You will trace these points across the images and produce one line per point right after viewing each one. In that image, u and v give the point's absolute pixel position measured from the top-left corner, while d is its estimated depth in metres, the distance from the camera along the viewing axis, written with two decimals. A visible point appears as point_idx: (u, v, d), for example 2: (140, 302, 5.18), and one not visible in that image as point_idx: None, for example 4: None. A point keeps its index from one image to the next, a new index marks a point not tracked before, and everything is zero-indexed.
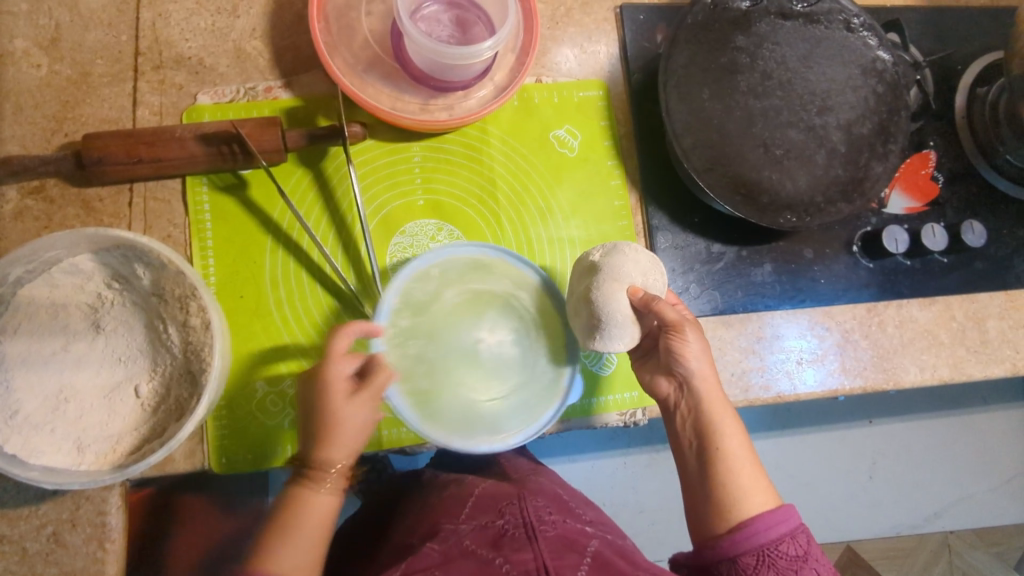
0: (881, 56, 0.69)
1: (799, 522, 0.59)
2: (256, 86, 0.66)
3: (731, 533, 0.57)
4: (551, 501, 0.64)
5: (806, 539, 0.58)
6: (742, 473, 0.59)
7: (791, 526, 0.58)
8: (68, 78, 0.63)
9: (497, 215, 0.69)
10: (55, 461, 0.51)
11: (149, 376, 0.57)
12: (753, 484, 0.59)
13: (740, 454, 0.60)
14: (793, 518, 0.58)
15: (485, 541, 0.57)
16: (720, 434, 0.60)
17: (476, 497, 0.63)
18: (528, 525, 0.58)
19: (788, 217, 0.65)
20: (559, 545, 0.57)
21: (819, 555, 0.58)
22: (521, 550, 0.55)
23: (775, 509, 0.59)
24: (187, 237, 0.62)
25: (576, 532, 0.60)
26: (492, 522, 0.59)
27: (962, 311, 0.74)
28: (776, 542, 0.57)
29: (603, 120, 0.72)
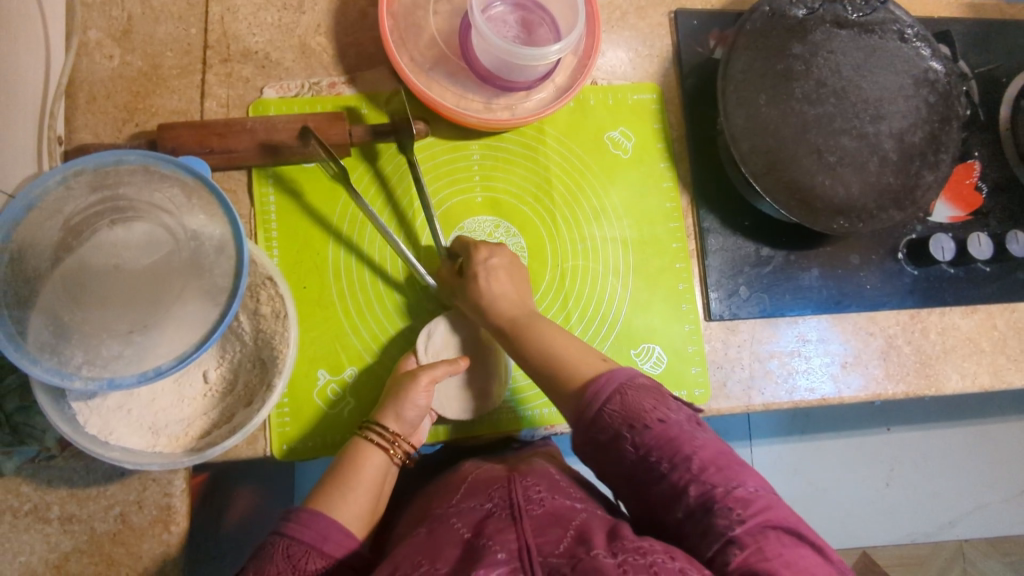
0: (934, 66, 0.70)
1: (615, 383, 0.54)
2: (321, 82, 0.67)
3: (577, 397, 0.55)
4: (541, 481, 0.59)
5: (626, 397, 0.53)
6: (568, 353, 0.58)
7: (607, 390, 0.53)
8: (139, 69, 0.64)
9: (552, 214, 0.70)
10: (132, 441, 0.53)
11: (218, 362, 0.58)
12: (571, 359, 0.57)
13: (551, 337, 0.59)
14: (608, 379, 0.54)
15: (471, 521, 0.52)
16: (529, 324, 0.59)
17: (468, 484, 0.59)
18: (515, 505, 0.53)
19: (841, 223, 0.67)
20: (546, 522, 0.51)
21: (644, 405, 0.53)
22: (505, 529, 0.50)
23: (598, 373, 0.56)
24: (252, 226, 0.64)
25: (565, 509, 0.54)
26: (480, 505, 0.54)
27: (1004, 320, 0.76)
28: (601, 406, 0.53)
29: (656, 123, 0.73)
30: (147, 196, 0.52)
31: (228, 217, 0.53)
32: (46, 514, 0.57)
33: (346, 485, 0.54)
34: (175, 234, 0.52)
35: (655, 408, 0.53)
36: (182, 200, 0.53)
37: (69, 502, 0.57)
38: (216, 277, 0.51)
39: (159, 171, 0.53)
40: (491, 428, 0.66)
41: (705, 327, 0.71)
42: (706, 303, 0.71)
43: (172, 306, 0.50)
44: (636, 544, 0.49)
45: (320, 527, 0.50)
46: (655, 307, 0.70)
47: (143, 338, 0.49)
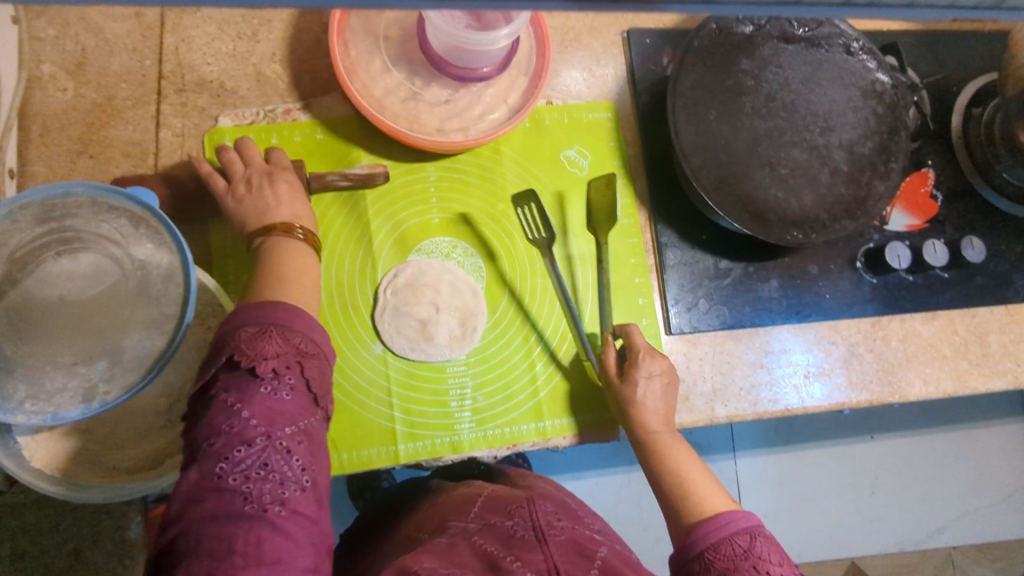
0: (880, 78, 0.72)
1: (745, 526, 0.56)
2: (276, 108, 0.67)
3: (688, 531, 0.57)
4: (558, 507, 0.61)
5: (756, 540, 0.55)
6: (685, 465, 0.61)
7: (731, 528, 0.56)
8: (94, 101, 0.65)
9: (510, 233, 0.70)
10: (81, 476, 0.53)
11: (170, 394, 0.56)
12: (699, 491, 0.60)
13: (694, 473, 0.61)
14: (737, 518, 0.56)
15: (496, 538, 0.53)
16: (664, 444, 0.62)
17: (483, 500, 0.61)
18: (538, 528, 0.55)
19: (794, 234, 0.67)
20: (570, 550, 0.53)
21: (772, 556, 0.54)
22: (532, 551, 0.51)
23: (722, 509, 0.58)
24: (208, 253, 0.64)
25: (585, 539, 0.56)
26: (499, 523, 0.56)
27: (964, 325, 0.76)
28: (714, 544, 0.55)
29: (612, 141, 0.74)
30: (93, 226, 0.52)
31: (175, 245, 0.53)
32: None
33: (287, 279, 0.54)
34: (122, 264, 0.52)
35: (782, 562, 0.54)
36: (129, 229, 0.53)
37: None
38: (163, 305, 0.51)
39: (106, 201, 0.53)
40: (453, 450, 0.65)
41: (665, 341, 0.71)
42: (666, 317, 0.71)
43: (118, 337, 0.50)
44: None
45: (307, 321, 0.52)
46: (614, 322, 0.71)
47: (89, 369, 0.49)
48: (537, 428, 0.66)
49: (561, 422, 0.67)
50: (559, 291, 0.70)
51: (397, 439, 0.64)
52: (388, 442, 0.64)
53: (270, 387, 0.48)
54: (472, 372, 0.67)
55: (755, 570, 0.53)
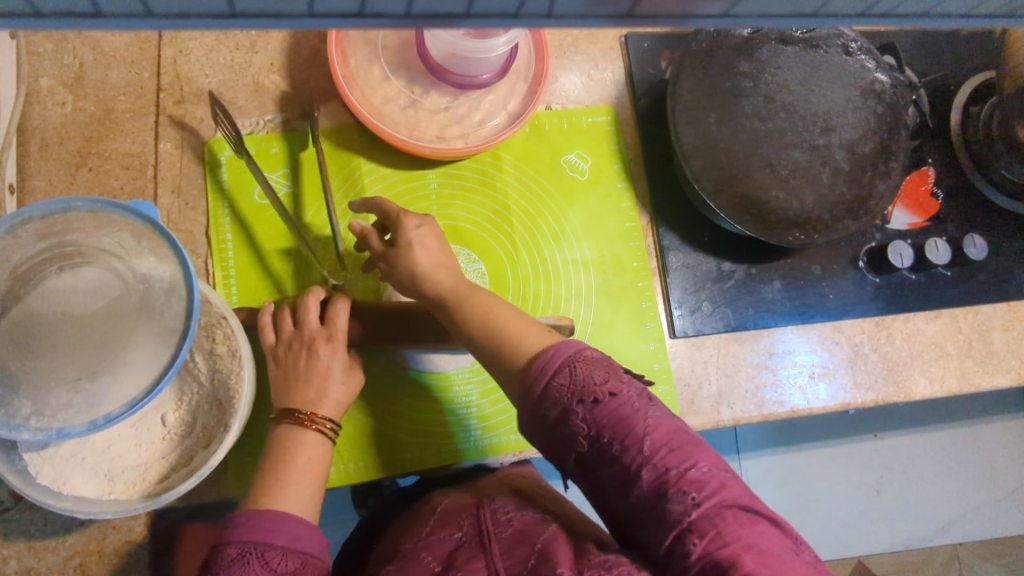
0: (879, 78, 0.72)
1: (564, 357, 0.52)
2: (275, 119, 0.68)
3: (522, 379, 0.53)
4: (508, 499, 0.59)
5: (575, 370, 0.51)
6: (508, 323, 0.56)
7: (547, 367, 0.52)
8: (92, 114, 0.65)
9: (511, 239, 0.70)
10: (86, 490, 0.52)
11: (176, 405, 0.57)
12: (509, 332, 0.55)
13: (506, 314, 0.56)
14: (557, 351, 0.53)
15: (442, 554, 0.52)
16: (467, 297, 0.57)
17: (439, 512, 0.59)
18: (482, 532, 0.53)
19: (796, 235, 0.67)
20: (512, 543, 0.51)
21: (594, 378, 0.51)
22: (474, 560, 0.50)
23: (532, 346, 0.54)
24: (209, 266, 0.64)
25: (532, 525, 0.55)
26: (449, 535, 0.54)
27: (968, 323, 0.76)
28: (544, 389, 0.51)
29: (612, 144, 0.74)
30: (96, 240, 0.52)
31: (177, 259, 0.52)
32: (3, 568, 0.55)
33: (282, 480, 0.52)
34: (124, 278, 0.51)
35: (606, 379, 0.52)
36: (131, 243, 0.52)
37: (27, 555, 0.56)
38: (166, 318, 0.51)
39: (108, 216, 0.53)
40: (459, 458, 0.65)
41: (669, 345, 0.71)
42: (670, 320, 0.71)
43: (122, 351, 0.49)
44: (603, 557, 0.50)
45: (289, 532, 0.49)
46: (619, 327, 0.70)
47: (92, 384, 0.48)
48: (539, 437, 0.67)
49: None
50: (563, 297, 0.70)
51: (403, 449, 0.64)
52: (393, 452, 0.64)
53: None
54: (481, 381, 0.67)
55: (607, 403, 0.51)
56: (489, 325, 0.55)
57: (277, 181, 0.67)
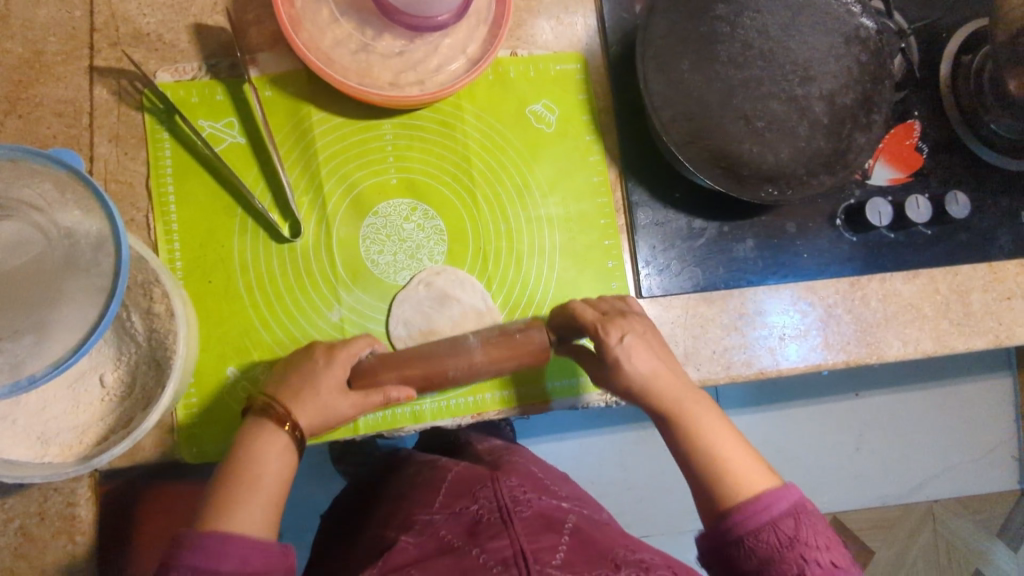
0: (865, 23, 0.67)
1: (791, 505, 0.56)
2: (220, 63, 0.63)
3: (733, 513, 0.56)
4: (524, 479, 0.61)
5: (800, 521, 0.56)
6: (736, 463, 0.59)
7: (778, 512, 0.56)
8: (20, 56, 0.60)
9: (473, 194, 0.67)
10: (17, 454, 0.50)
11: (114, 365, 0.55)
12: (734, 466, 0.58)
13: (730, 450, 0.59)
14: (782, 498, 0.57)
15: (461, 529, 0.53)
16: (692, 414, 0.60)
17: (449, 484, 0.60)
18: (503, 508, 0.54)
19: (769, 190, 0.65)
20: (537, 525, 0.52)
21: (818, 541, 0.55)
22: (497, 536, 0.51)
23: (762, 487, 0.58)
24: (150, 221, 0.61)
25: (553, 509, 0.56)
26: (466, 508, 0.55)
27: (946, 284, 0.74)
28: (755, 530, 0.55)
29: (581, 94, 0.70)
30: (17, 192, 0.49)
31: (104, 212, 0.49)
32: None
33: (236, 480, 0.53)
34: (47, 233, 0.48)
35: (827, 545, 0.56)
36: (55, 195, 0.49)
37: None
38: (93, 276, 0.48)
39: (29, 165, 0.49)
40: (414, 420, 0.64)
41: (635, 305, 0.69)
42: (636, 280, 0.69)
43: (46, 309, 0.47)
44: (639, 557, 0.53)
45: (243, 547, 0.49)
46: (583, 287, 0.68)
47: (14, 344, 0.46)
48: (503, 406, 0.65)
49: (519, 389, 0.66)
50: (525, 255, 0.68)
51: None
52: None
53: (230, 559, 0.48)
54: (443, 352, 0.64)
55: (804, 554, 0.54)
56: (693, 456, 0.59)
57: (222, 131, 0.63)
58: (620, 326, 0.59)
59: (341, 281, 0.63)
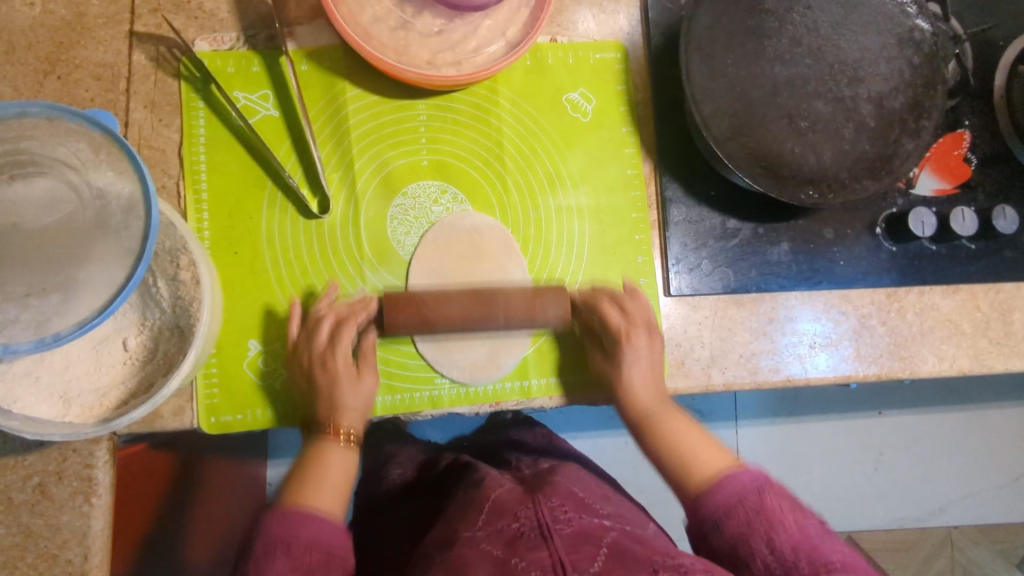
0: (919, 25, 0.65)
1: (753, 482, 0.57)
2: (257, 35, 0.63)
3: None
4: (566, 498, 0.60)
5: (766, 493, 0.56)
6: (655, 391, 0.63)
7: (743, 489, 0.57)
8: (62, 18, 0.60)
9: (503, 180, 0.66)
10: (39, 411, 0.51)
11: (138, 329, 0.55)
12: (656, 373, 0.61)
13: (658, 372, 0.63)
14: (745, 478, 0.57)
15: (502, 542, 0.52)
16: (661, 419, 0.62)
17: (491, 502, 0.59)
18: (542, 525, 0.53)
19: (810, 193, 0.62)
20: (576, 540, 0.52)
21: (782, 506, 0.55)
22: (537, 548, 0.50)
23: (726, 470, 0.59)
24: (181, 188, 0.61)
25: (593, 527, 0.55)
26: (506, 526, 0.55)
27: (987, 301, 0.71)
28: (727, 508, 0.56)
29: (619, 85, 0.68)
30: (52, 150, 0.49)
31: (137, 174, 0.49)
32: None
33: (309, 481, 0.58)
34: (79, 192, 0.48)
35: (792, 511, 0.56)
36: (88, 155, 0.49)
37: None
38: (122, 238, 0.48)
39: (66, 125, 0.49)
40: (432, 405, 0.63)
41: (663, 303, 0.67)
42: (666, 277, 0.67)
43: (73, 267, 0.47)
44: (678, 562, 0.52)
45: (314, 527, 0.55)
46: (611, 281, 0.67)
47: (42, 301, 0.46)
48: (527, 396, 0.64)
49: (539, 380, 0.64)
50: (552, 245, 0.66)
51: (375, 391, 0.62)
52: None
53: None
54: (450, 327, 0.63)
55: (777, 530, 0.54)
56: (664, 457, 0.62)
57: (256, 103, 0.63)
58: (638, 341, 0.62)
59: (365, 258, 0.63)
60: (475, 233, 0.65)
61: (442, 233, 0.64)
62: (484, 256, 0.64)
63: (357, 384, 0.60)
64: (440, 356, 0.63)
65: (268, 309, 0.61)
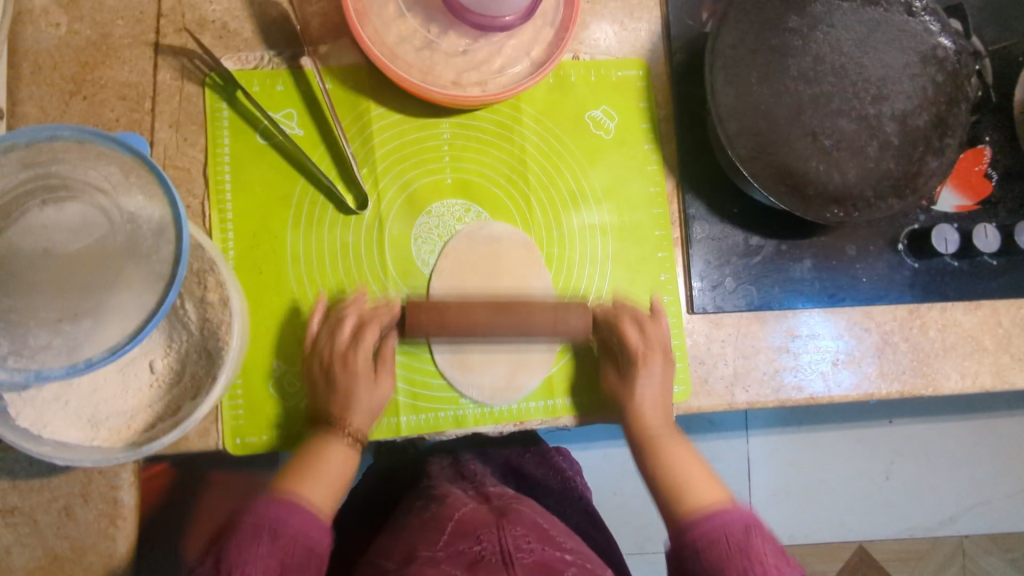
0: (943, 42, 0.65)
1: (741, 521, 0.56)
2: (282, 54, 0.63)
3: (688, 525, 0.57)
4: (530, 528, 0.59)
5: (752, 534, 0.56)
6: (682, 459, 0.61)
7: (728, 526, 0.56)
8: (87, 38, 0.60)
9: (527, 199, 0.66)
10: (68, 435, 0.51)
11: (165, 351, 0.55)
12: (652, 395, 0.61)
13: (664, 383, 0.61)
14: (736, 518, 0.57)
15: (461, 563, 0.52)
16: (660, 440, 0.61)
17: (454, 524, 0.59)
18: (506, 551, 0.53)
19: (834, 212, 0.62)
20: (538, 570, 0.52)
21: (766, 549, 0.55)
22: (498, 571, 0.51)
23: (718, 505, 0.58)
24: (206, 208, 0.61)
25: (555, 558, 0.55)
26: (468, 548, 0.55)
27: (1009, 317, 0.71)
28: (710, 542, 0.55)
29: (642, 102, 0.68)
30: (83, 174, 0.48)
31: (168, 198, 0.49)
32: None
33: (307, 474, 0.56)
34: (110, 216, 0.48)
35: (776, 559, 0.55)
36: (120, 179, 0.49)
37: (11, 494, 0.55)
38: (153, 262, 0.48)
39: (96, 148, 0.49)
40: (457, 424, 0.63)
41: (687, 320, 0.67)
42: (689, 295, 0.67)
43: (105, 292, 0.46)
44: None
45: (303, 519, 0.53)
46: (634, 299, 0.67)
47: (74, 327, 0.46)
48: (552, 416, 0.64)
49: (564, 399, 0.64)
50: (576, 264, 0.66)
51: (400, 411, 0.62)
52: (390, 413, 0.62)
53: (267, 547, 0.51)
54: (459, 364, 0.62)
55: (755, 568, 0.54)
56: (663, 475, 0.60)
57: (280, 122, 0.62)
58: (654, 363, 0.61)
59: (390, 277, 0.63)
60: (495, 242, 0.64)
61: (462, 244, 0.64)
62: (506, 263, 0.64)
63: (374, 387, 0.59)
64: (460, 375, 0.63)
65: (293, 329, 0.61)
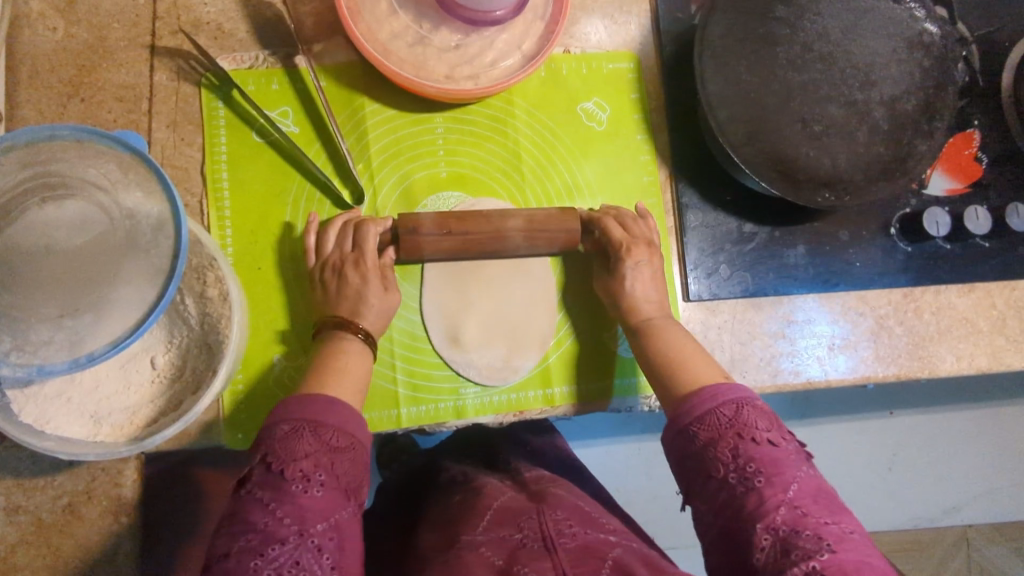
0: (928, 28, 0.66)
1: (731, 396, 0.54)
2: (277, 53, 0.64)
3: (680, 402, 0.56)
4: (570, 512, 0.60)
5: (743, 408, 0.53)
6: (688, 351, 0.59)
7: (718, 400, 0.54)
8: (84, 42, 0.61)
9: (521, 191, 0.67)
10: (72, 431, 0.51)
11: (165, 348, 0.55)
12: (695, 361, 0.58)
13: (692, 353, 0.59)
14: (725, 389, 0.55)
15: (502, 550, 0.53)
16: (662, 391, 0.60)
17: (493, 512, 0.60)
18: (546, 537, 0.54)
19: (825, 196, 0.63)
20: (580, 555, 0.53)
21: (759, 423, 0.53)
22: (541, 559, 0.51)
23: (712, 382, 0.56)
24: (203, 207, 0.61)
25: (598, 542, 0.56)
26: (509, 535, 0.55)
27: (1003, 299, 0.72)
28: (701, 415, 0.54)
29: (633, 93, 0.69)
30: (81, 172, 0.49)
31: (166, 195, 0.50)
32: None
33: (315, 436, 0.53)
34: (109, 212, 0.48)
35: (769, 428, 0.53)
36: (118, 176, 0.49)
37: (15, 493, 0.55)
38: (153, 257, 0.48)
39: (96, 147, 0.50)
40: (457, 415, 0.63)
41: (683, 309, 0.68)
42: (684, 284, 0.68)
43: (106, 287, 0.47)
44: None
45: (341, 413, 0.51)
46: None
47: (75, 322, 0.46)
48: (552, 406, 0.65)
49: (562, 389, 0.65)
50: (572, 255, 0.67)
51: (400, 403, 0.62)
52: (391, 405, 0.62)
53: (301, 487, 0.47)
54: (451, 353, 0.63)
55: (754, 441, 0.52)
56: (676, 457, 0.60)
57: (276, 120, 0.63)
58: (654, 323, 0.61)
59: None
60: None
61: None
62: (506, 268, 0.65)
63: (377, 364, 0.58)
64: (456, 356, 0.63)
65: (293, 325, 0.61)
